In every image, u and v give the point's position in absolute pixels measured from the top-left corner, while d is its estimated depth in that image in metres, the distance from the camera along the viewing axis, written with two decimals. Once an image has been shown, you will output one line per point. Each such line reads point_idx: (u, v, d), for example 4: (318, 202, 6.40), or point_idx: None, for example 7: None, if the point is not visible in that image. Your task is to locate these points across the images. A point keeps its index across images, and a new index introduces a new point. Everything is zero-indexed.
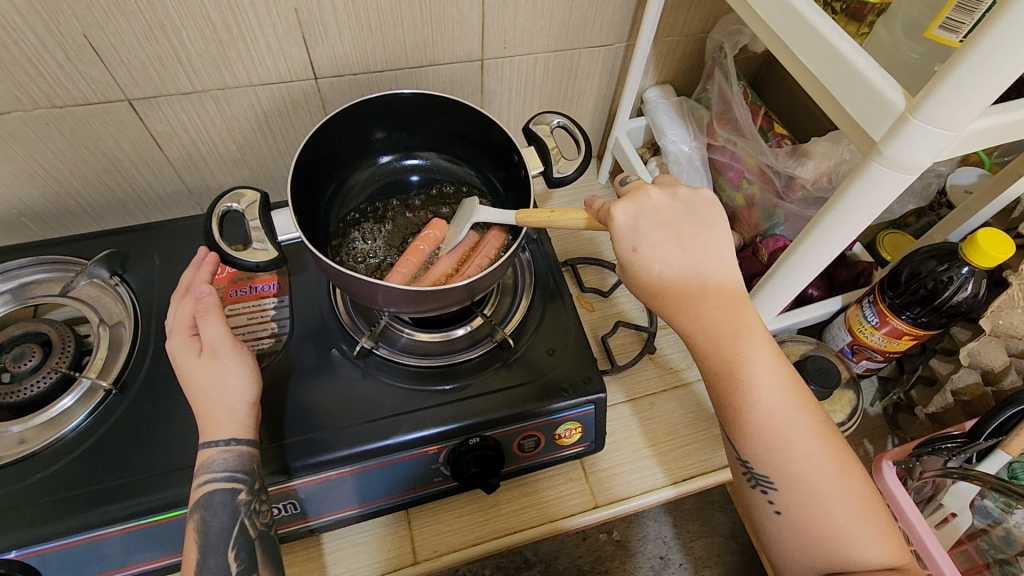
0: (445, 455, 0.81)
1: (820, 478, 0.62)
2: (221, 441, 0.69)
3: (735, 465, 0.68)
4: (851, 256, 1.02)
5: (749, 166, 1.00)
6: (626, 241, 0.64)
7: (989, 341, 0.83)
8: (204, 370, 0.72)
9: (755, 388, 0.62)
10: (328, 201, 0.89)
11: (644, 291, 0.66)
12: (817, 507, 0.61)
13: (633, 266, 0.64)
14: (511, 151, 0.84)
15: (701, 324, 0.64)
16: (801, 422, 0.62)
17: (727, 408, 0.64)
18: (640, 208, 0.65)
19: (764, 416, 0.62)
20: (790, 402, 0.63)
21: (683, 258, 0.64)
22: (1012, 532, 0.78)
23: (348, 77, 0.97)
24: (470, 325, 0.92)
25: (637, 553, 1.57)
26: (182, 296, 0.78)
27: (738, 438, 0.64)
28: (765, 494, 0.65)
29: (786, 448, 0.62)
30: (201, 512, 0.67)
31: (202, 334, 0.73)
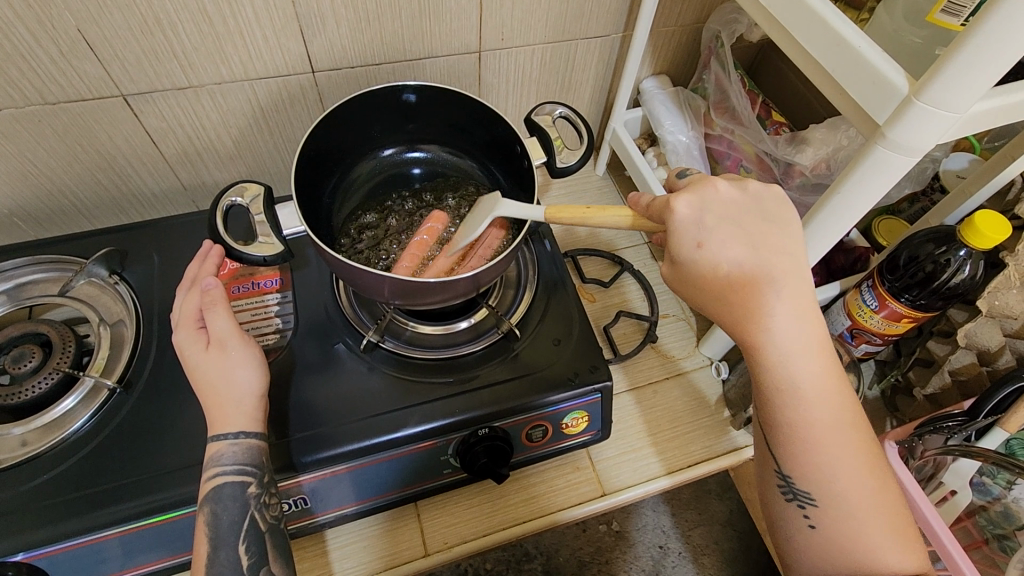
0: (454, 447, 0.82)
1: (857, 496, 0.63)
2: (230, 433, 0.69)
3: (768, 474, 0.69)
4: (848, 242, 1.03)
5: (747, 154, 1.01)
6: (690, 236, 0.61)
7: (985, 322, 0.84)
8: (211, 363, 0.71)
9: (809, 408, 0.63)
10: (331, 194, 0.89)
11: (703, 286, 0.63)
12: (852, 522, 0.63)
13: (694, 264, 0.62)
14: (514, 142, 0.84)
15: (767, 333, 0.62)
16: (848, 445, 0.63)
17: (779, 425, 0.64)
18: (708, 202, 0.62)
19: (814, 436, 0.63)
20: (840, 422, 0.63)
21: (752, 261, 0.61)
22: (1011, 508, 0.80)
23: (345, 71, 0.96)
24: (474, 317, 0.92)
25: (636, 543, 1.59)
26: (187, 289, 0.77)
27: (782, 452, 0.65)
28: (802, 508, 0.66)
29: (829, 468, 0.63)
30: (210, 506, 0.67)
31: (209, 327, 0.73)
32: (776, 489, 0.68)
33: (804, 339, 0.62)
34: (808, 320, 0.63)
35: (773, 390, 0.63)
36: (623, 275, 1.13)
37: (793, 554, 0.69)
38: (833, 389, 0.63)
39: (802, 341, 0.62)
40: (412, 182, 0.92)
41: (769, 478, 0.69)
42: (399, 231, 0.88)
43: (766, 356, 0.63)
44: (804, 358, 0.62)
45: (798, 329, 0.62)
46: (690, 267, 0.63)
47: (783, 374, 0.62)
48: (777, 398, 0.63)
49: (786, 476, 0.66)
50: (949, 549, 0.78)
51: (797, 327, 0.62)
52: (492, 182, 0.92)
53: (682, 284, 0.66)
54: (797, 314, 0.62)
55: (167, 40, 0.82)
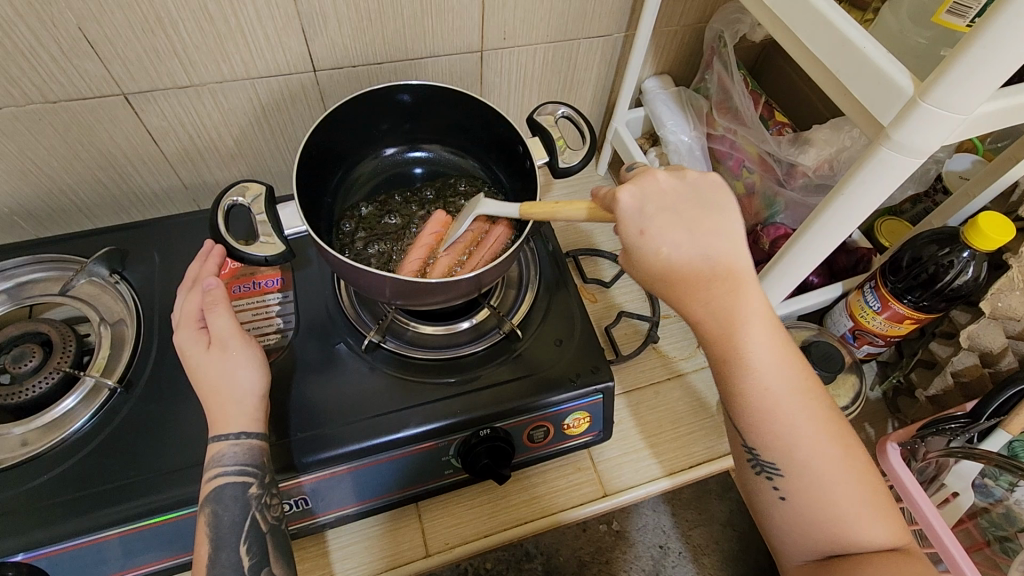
0: (455, 447, 0.81)
1: (825, 465, 0.62)
2: (232, 434, 0.69)
3: (737, 449, 0.69)
4: (851, 243, 1.03)
5: (750, 154, 1.00)
6: (633, 223, 0.63)
7: (988, 324, 0.84)
8: (213, 363, 0.71)
9: (762, 377, 0.62)
10: (332, 193, 0.89)
11: (651, 273, 0.64)
12: (821, 490, 0.62)
13: (639, 250, 0.63)
14: (516, 142, 0.84)
15: (711, 311, 0.62)
16: (806, 409, 0.62)
17: (734, 397, 0.64)
18: (647, 191, 0.64)
19: (770, 405, 0.62)
20: (794, 387, 0.62)
21: (692, 242, 0.62)
22: (1014, 510, 0.80)
23: (347, 69, 0.95)
24: (476, 318, 0.91)
25: (636, 543, 1.59)
26: (188, 289, 0.77)
27: (744, 427, 0.65)
28: (771, 480, 0.65)
29: (793, 436, 0.62)
30: (211, 505, 0.67)
31: (210, 327, 0.73)
32: (744, 463, 0.68)
33: (751, 309, 0.62)
34: (748, 293, 0.63)
35: (723, 363, 0.63)
36: (625, 275, 1.13)
37: (769, 528, 0.68)
38: (783, 355, 0.63)
39: (750, 311, 0.62)
40: (414, 182, 0.92)
41: (739, 453, 0.69)
42: (400, 231, 0.88)
43: (715, 333, 0.63)
44: (753, 328, 0.62)
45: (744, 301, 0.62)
46: (633, 253, 0.64)
47: (730, 348, 0.62)
48: (728, 371, 0.63)
49: (751, 449, 0.65)
50: (950, 550, 0.77)
51: (733, 301, 0.62)
52: (494, 182, 0.92)
53: (634, 272, 0.67)
54: (736, 288, 0.62)
55: (168, 38, 0.82)
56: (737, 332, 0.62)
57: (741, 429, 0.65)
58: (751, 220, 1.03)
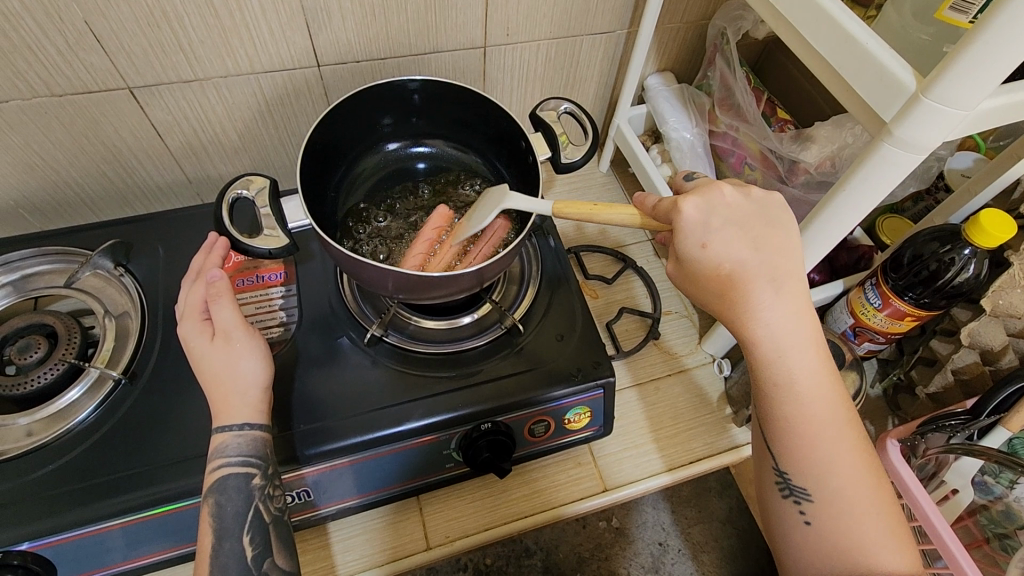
0: (456, 441, 0.82)
1: (854, 494, 0.64)
2: (234, 425, 0.69)
3: (765, 471, 0.70)
4: (852, 241, 1.03)
5: (751, 151, 1.00)
6: (695, 235, 0.63)
7: (988, 321, 0.84)
8: (217, 354, 0.71)
9: (805, 401, 0.65)
10: (335, 188, 0.89)
11: (710, 285, 0.64)
12: (849, 520, 0.63)
13: (698, 262, 0.63)
14: (519, 137, 0.84)
15: (770, 330, 0.64)
16: (841, 437, 0.65)
17: (776, 418, 0.66)
18: (714, 205, 0.64)
19: (809, 429, 0.65)
20: (835, 415, 0.65)
21: (755, 259, 0.63)
22: (1013, 507, 0.80)
23: (350, 65, 0.96)
24: (477, 313, 0.91)
25: (636, 540, 1.59)
26: (193, 280, 0.78)
27: (780, 448, 0.67)
28: (798, 505, 0.66)
29: (827, 463, 0.64)
30: (215, 496, 0.67)
31: (214, 318, 0.73)
32: (772, 486, 0.69)
33: (803, 335, 0.65)
34: (805, 316, 0.65)
35: (771, 383, 0.65)
36: (626, 271, 1.13)
37: (786, 553, 0.69)
38: (826, 383, 0.65)
39: (802, 336, 0.65)
40: (416, 177, 0.92)
41: (765, 474, 0.70)
42: (403, 225, 0.88)
43: (765, 351, 0.65)
44: (802, 352, 0.65)
45: (799, 326, 0.65)
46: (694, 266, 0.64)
47: (779, 368, 0.64)
48: (774, 390, 0.65)
49: (783, 471, 0.67)
50: (950, 548, 0.78)
51: (794, 320, 0.65)
52: (495, 177, 0.92)
53: (690, 283, 0.67)
54: (795, 312, 0.65)
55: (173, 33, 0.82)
56: (788, 353, 0.64)
57: (776, 450, 0.67)
58: None
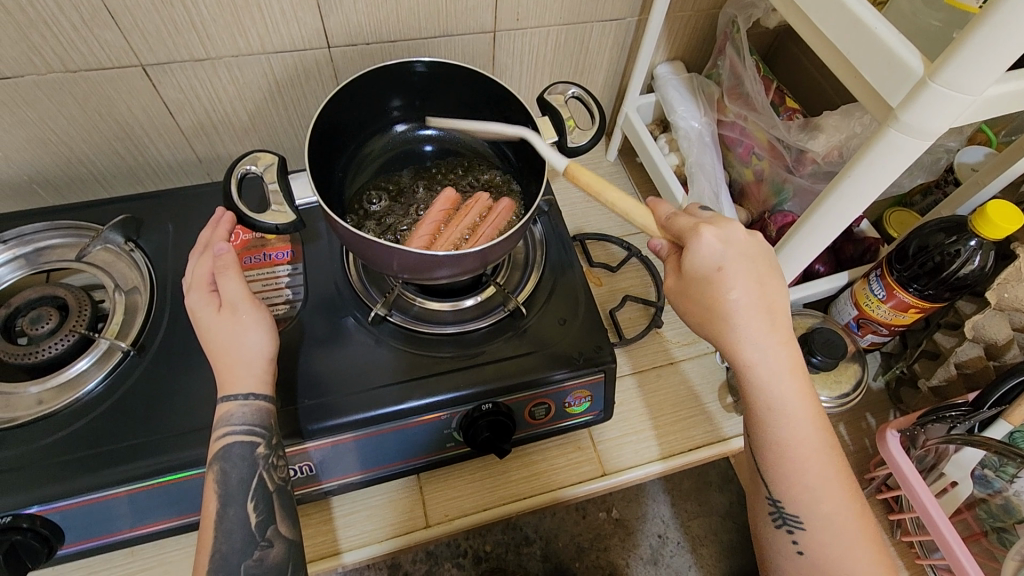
0: (458, 421, 0.83)
1: (844, 524, 0.65)
2: (239, 395, 0.70)
3: (757, 500, 0.71)
4: (858, 233, 1.03)
5: (759, 141, 1.00)
6: (710, 262, 0.64)
7: (993, 315, 0.84)
8: (222, 325, 0.72)
9: (796, 429, 0.66)
10: (343, 168, 0.90)
11: (713, 314, 0.66)
12: (839, 550, 0.65)
13: (709, 288, 0.65)
14: (526, 121, 0.84)
15: (765, 359, 0.65)
16: (830, 467, 0.66)
17: (768, 446, 0.67)
18: (729, 238, 0.65)
19: (800, 456, 0.66)
20: (824, 444, 0.66)
21: (757, 291, 0.65)
22: (1012, 501, 0.79)
23: (360, 47, 0.96)
24: (480, 295, 0.92)
25: (636, 531, 1.60)
26: (200, 253, 0.79)
27: (771, 476, 0.68)
28: (791, 533, 0.68)
29: (817, 492, 0.66)
30: (220, 464, 0.68)
31: (221, 291, 0.74)
32: (766, 516, 0.70)
33: (793, 364, 0.66)
34: (795, 346, 0.67)
35: (764, 411, 0.66)
36: (631, 260, 1.13)
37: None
38: (810, 410, 0.66)
39: (792, 366, 0.66)
40: (423, 159, 0.93)
41: (757, 503, 0.71)
42: (410, 205, 0.89)
43: (757, 379, 0.66)
44: (791, 382, 0.66)
45: (789, 355, 0.66)
46: (703, 294, 0.65)
47: (772, 396, 0.66)
48: (767, 418, 0.66)
49: (776, 501, 0.68)
50: (947, 539, 0.78)
51: (785, 351, 0.66)
52: (502, 161, 0.93)
53: (690, 310, 0.68)
54: (785, 343, 0.66)
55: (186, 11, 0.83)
56: (781, 382, 0.65)
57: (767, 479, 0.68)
58: (759, 207, 1.03)
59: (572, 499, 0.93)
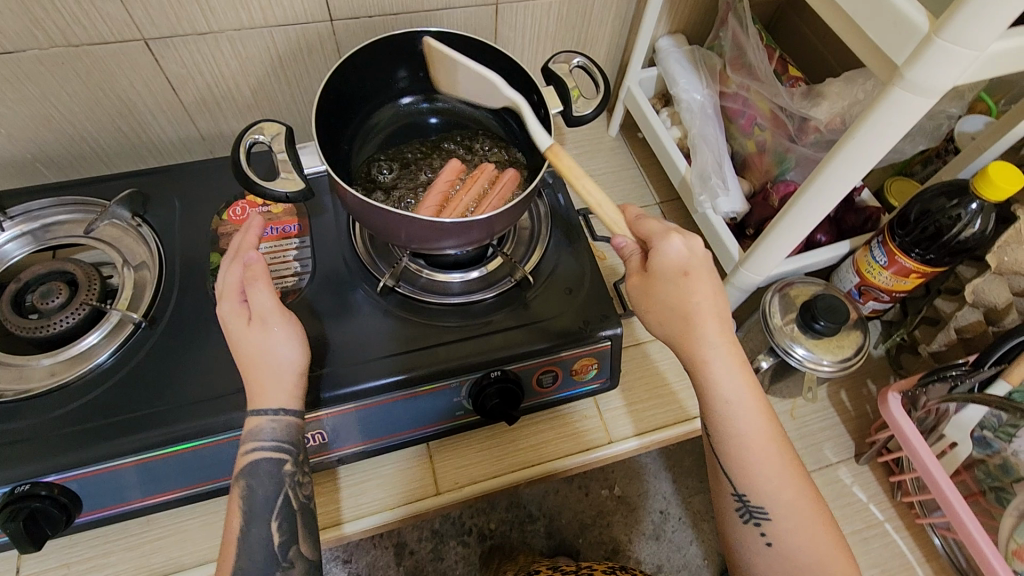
0: (467, 389, 0.84)
1: (805, 512, 0.70)
2: (270, 411, 0.71)
3: (723, 499, 0.75)
4: (859, 202, 1.03)
5: (761, 111, 1.01)
6: (676, 268, 0.71)
7: (992, 279, 0.85)
8: (253, 337, 0.73)
9: (752, 423, 0.71)
10: (348, 140, 0.90)
11: (679, 315, 0.71)
12: (803, 538, 0.70)
13: (676, 289, 0.71)
14: (531, 91, 0.84)
15: (722, 359, 0.72)
16: (784, 457, 0.72)
17: (727, 441, 0.72)
18: (692, 248, 0.72)
19: (760, 449, 0.71)
20: (777, 436, 0.72)
21: (714, 295, 0.72)
22: (1010, 460, 0.80)
23: (363, 20, 0.96)
24: (485, 268, 0.93)
25: (637, 508, 1.62)
26: (230, 259, 0.78)
27: (733, 471, 0.73)
28: (759, 526, 0.72)
29: (778, 482, 0.71)
30: (245, 477, 0.70)
31: (251, 302, 0.74)
32: (733, 512, 0.74)
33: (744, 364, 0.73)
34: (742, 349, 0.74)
35: (722, 407, 0.72)
36: None
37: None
38: (758, 405, 0.72)
39: (744, 367, 0.73)
40: (428, 132, 0.93)
41: (723, 501, 0.75)
42: (416, 177, 0.89)
43: (715, 376, 0.72)
44: (745, 381, 0.72)
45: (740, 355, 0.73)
46: (670, 294, 0.71)
47: (731, 391, 0.72)
48: (726, 414, 0.72)
49: (742, 496, 0.72)
50: (948, 496, 0.80)
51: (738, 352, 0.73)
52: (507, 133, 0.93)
53: (652, 317, 0.73)
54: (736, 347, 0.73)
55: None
56: (737, 379, 0.72)
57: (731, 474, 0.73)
58: (760, 178, 1.03)
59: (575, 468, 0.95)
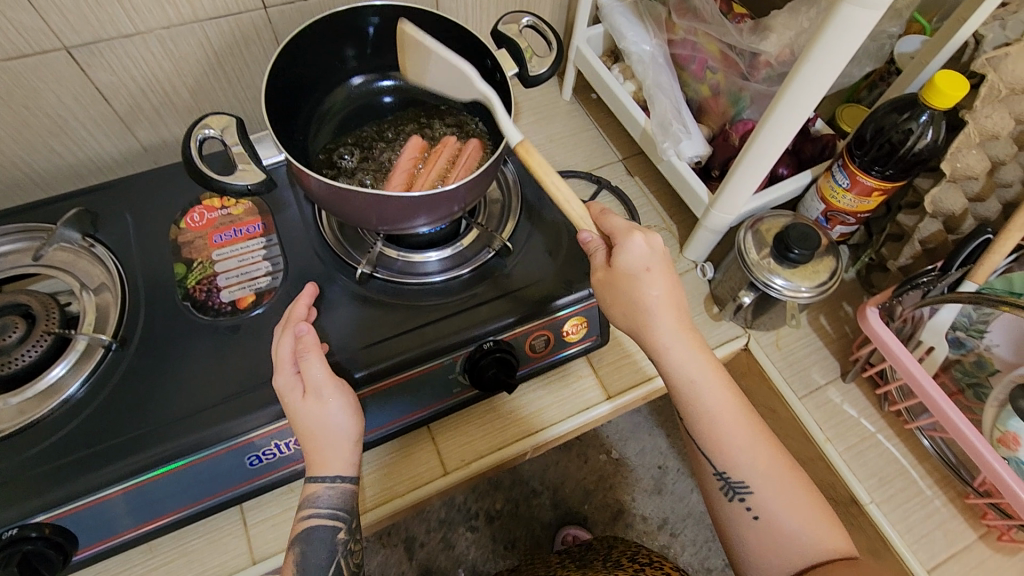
0: (461, 364, 0.83)
1: (782, 481, 0.73)
2: (328, 478, 0.72)
3: (706, 481, 0.77)
4: (814, 132, 1.06)
5: (711, 53, 1.02)
6: (639, 263, 0.72)
7: (948, 187, 0.88)
8: (310, 411, 0.70)
9: (715, 399, 0.74)
10: (303, 129, 0.87)
11: (636, 306, 0.73)
12: (785, 507, 0.72)
13: (637, 280, 0.72)
14: (484, 55, 0.83)
15: (682, 344, 0.74)
16: (753, 429, 0.75)
17: (700, 420, 0.74)
18: (653, 242, 0.74)
19: (728, 423, 0.74)
20: (743, 410, 0.75)
21: (670, 284, 0.74)
22: (983, 355, 0.86)
23: (298, 4, 0.92)
24: (460, 244, 0.91)
25: (636, 468, 1.64)
26: (282, 329, 0.76)
27: (706, 447, 0.75)
28: (743, 501, 0.74)
29: (751, 453, 0.73)
30: (301, 542, 0.71)
31: (305, 374, 0.71)
32: (717, 491, 0.76)
33: (704, 349, 0.76)
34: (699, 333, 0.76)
35: (687, 387, 0.74)
36: (604, 192, 1.14)
37: (742, 555, 0.75)
38: (723, 384, 0.75)
39: (703, 350, 0.75)
40: (384, 112, 0.91)
41: (706, 481, 0.77)
42: (380, 159, 0.86)
43: (675, 359, 0.74)
44: (705, 363, 0.75)
45: (696, 339, 0.75)
46: (630, 288, 0.72)
47: (692, 373, 0.74)
48: (690, 394, 0.74)
49: (722, 473, 0.74)
50: (934, 398, 0.83)
51: (695, 336, 0.75)
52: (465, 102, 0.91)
53: (614, 310, 0.75)
54: (694, 332, 0.76)
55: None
56: (696, 360, 0.74)
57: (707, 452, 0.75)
58: (718, 120, 1.05)
59: (561, 438, 0.95)
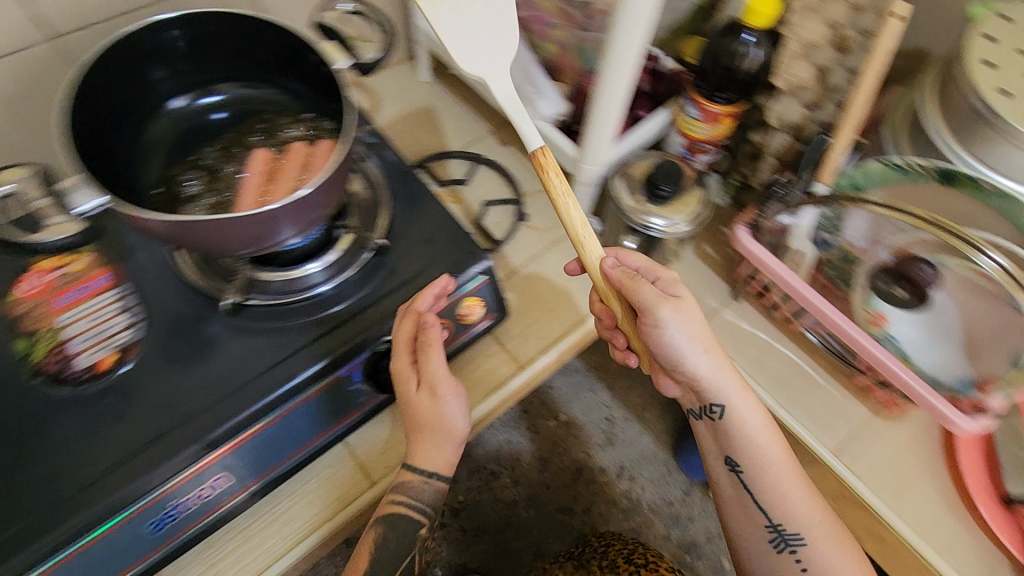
0: (361, 371, 0.82)
1: (835, 549, 0.80)
2: (428, 472, 0.82)
3: (760, 537, 0.83)
4: (662, 70, 1.09)
5: (547, 10, 1.01)
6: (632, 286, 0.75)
7: (786, 100, 0.93)
8: (427, 405, 0.80)
9: (768, 451, 0.82)
10: (127, 166, 0.79)
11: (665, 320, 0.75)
12: (831, 559, 0.80)
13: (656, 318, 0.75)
14: (304, 50, 0.78)
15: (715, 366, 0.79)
16: (801, 483, 0.82)
17: (759, 485, 0.82)
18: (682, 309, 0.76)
19: (772, 480, 0.81)
20: (796, 467, 0.83)
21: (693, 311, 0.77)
22: (846, 249, 0.94)
23: (92, 30, 0.84)
24: (337, 248, 0.85)
25: (585, 426, 1.66)
26: (403, 310, 0.80)
27: (766, 506, 0.82)
28: (794, 553, 0.81)
29: (791, 501, 0.81)
30: (386, 528, 0.82)
31: (426, 370, 0.79)
32: (768, 544, 0.83)
33: (754, 407, 0.82)
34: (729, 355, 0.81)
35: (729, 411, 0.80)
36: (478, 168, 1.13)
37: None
38: (778, 435, 0.83)
39: (755, 407, 0.82)
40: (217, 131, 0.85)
41: (756, 540, 0.84)
42: (223, 182, 0.80)
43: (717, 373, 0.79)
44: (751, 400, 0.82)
45: (751, 400, 0.82)
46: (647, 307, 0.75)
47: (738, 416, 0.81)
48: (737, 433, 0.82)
49: (778, 528, 0.82)
50: (811, 298, 0.89)
51: (719, 364, 0.79)
52: (297, 100, 0.85)
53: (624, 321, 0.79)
54: (722, 356, 0.80)
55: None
56: (723, 383, 0.80)
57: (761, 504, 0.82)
58: (570, 76, 1.05)
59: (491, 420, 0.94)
